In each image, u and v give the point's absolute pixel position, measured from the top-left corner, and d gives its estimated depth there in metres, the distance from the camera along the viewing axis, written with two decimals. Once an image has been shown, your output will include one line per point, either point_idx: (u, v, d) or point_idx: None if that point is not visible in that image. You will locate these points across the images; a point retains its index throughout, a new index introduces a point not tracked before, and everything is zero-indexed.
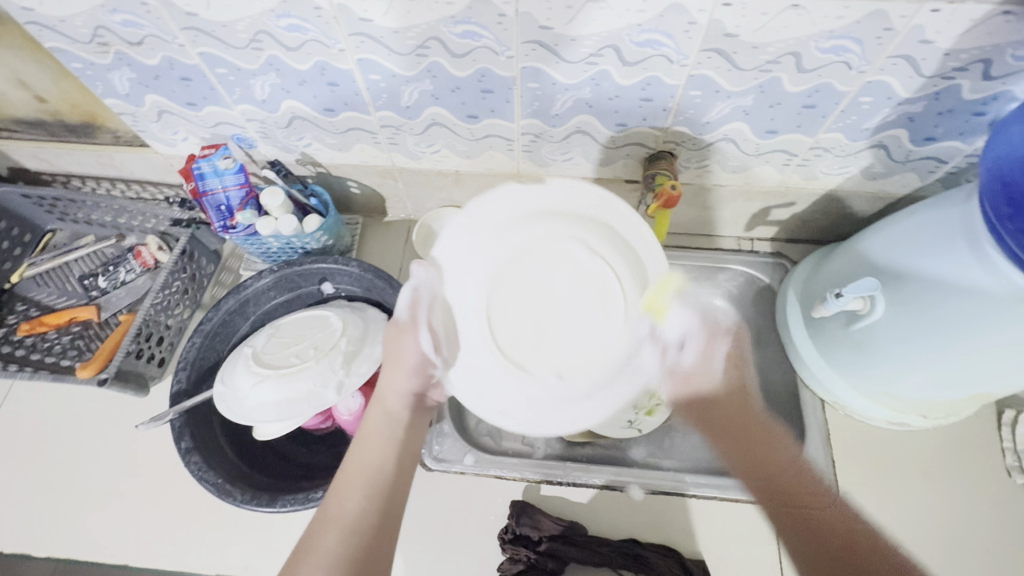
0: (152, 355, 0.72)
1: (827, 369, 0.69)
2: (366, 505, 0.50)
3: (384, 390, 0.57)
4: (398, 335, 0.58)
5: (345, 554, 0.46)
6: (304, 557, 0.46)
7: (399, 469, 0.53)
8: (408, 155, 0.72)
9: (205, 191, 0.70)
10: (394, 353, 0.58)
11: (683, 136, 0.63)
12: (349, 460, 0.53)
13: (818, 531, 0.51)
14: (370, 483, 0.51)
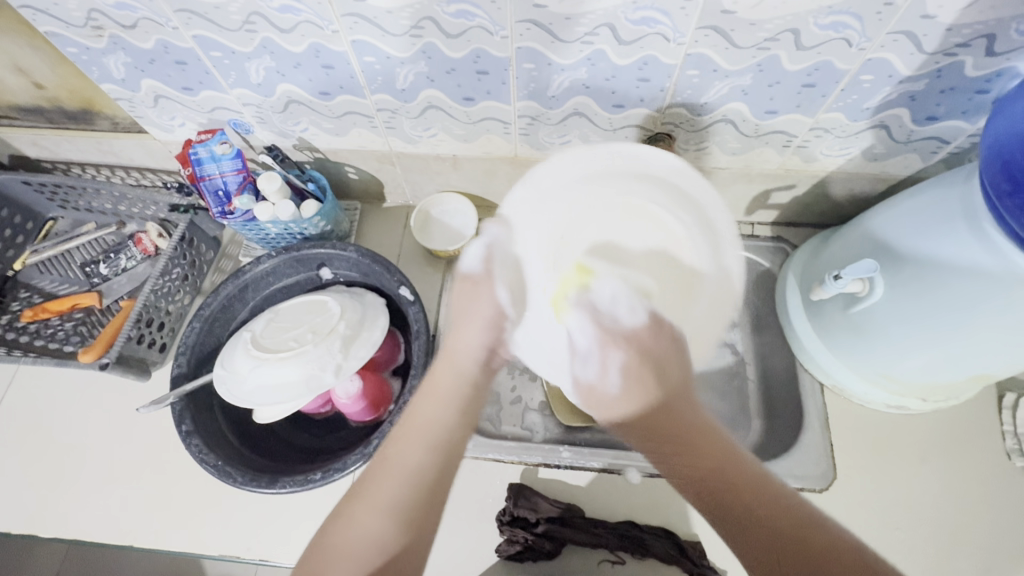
0: (153, 341, 0.73)
1: (827, 354, 0.69)
2: (423, 460, 0.47)
3: (452, 342, 0.56)
4: (468, 290, 0.58)
5: (399, 503, 0.45)
6: (358, 502, 0.45)
7: (461, 425, 0.51)
8: (405, 139, 0.72)
9: (202, 176, 0.70)
10: (460, 305, 0.58)
11: (681, 117, 0.63)
12: (412, 410, 0.51)
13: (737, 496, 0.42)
14: (429, 440, 0.48)
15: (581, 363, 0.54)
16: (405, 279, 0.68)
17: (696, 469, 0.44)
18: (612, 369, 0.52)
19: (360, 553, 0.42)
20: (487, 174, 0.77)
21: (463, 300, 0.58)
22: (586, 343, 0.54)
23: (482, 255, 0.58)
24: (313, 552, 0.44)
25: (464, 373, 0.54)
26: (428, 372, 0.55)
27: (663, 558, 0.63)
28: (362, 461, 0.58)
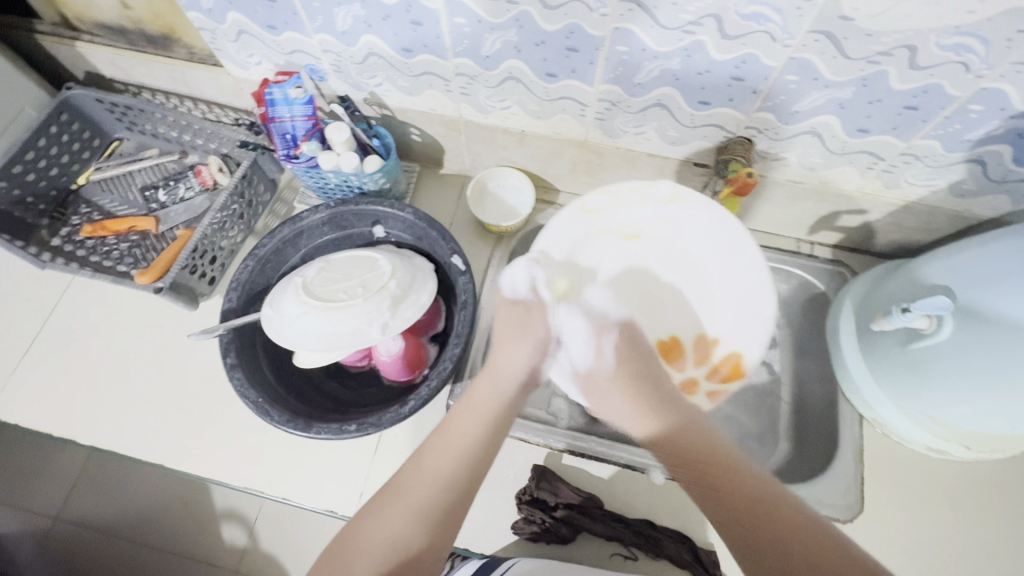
0: (204, 273, 0.74)
1: (873, 386, 0.67)
2: (454, 467, 0.50)
3: (495, 358, 0.61)
4: (599, 385, 0.59)
5: (431, 500, 0.48)
6: (390, 500, 0.48)
7: (487, 446, 0.53)
8: (476, 107, 0.71)
9: (273, 118, 0.70)
10: (601, 408, 0.60)
11: (766, 123, 0.60)
12: (450, 423, 0.54)
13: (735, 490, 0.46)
14: (462, 452, 0.51)
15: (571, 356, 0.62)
16: (459, 249, 0.68)
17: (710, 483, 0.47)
18: (605, 352, 0.60)
19: (384, 550, 0.45)
20: (552, 155, 0.76)
21: (624, 405, 0.57)
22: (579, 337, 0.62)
23: (574, 347, 0.62)
24: (341, 548, 0.46)
25: (503, 385, 0.59)
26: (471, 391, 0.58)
27: (676, 562, 0.63)
28: (396, 419, 0.59)
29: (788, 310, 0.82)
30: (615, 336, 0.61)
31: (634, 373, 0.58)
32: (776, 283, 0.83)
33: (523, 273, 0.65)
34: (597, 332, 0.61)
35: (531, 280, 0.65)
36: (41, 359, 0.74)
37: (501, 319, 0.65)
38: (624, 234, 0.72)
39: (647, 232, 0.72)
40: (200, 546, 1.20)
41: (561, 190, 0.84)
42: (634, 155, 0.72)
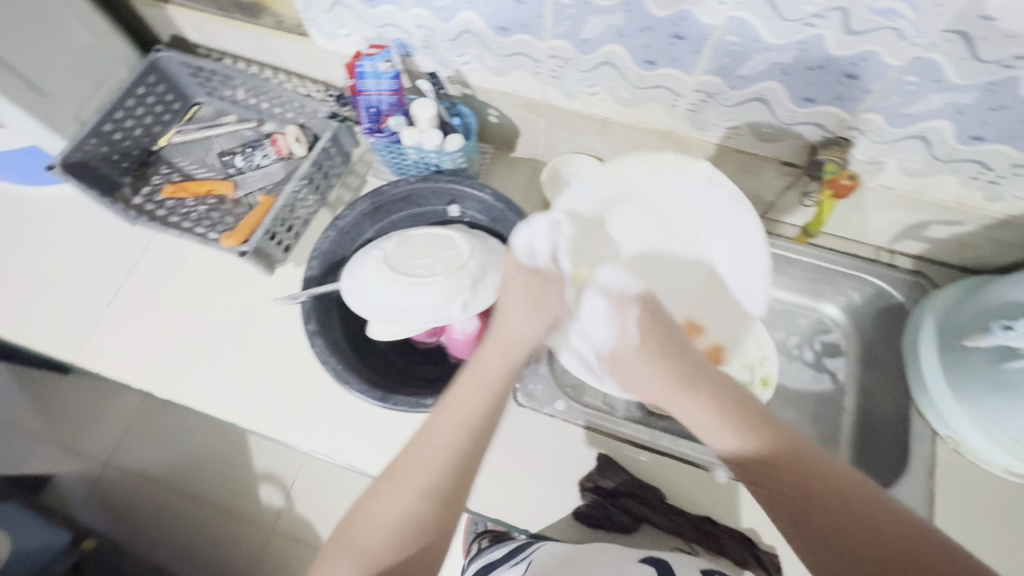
0: (281, 241, 0.75)
1: (951, 402, 0.66)
2: (458, 441, 0.50)
3: (502, 324, 0.59)
4: (625, 366, 0.54)
5: (433, 484, 0.48)
6: (392, 480, 0.49)
7: (488, 418, 0.52)
8: (563, 91, 0.70)
9: (361, 91, 0.71)
10: (634, 389, 0.55)
11: (871, 125, 0.59)
12: (453, 395, 0.53)
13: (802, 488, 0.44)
14: (467, 424, 0.51)
15: (599, 339, 0.56)
16: None
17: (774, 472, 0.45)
18: (629, 327, 0.54)
19: (395, 525, 0.47)
20: (632, 144, 0.75)
21: (652, 382, 0.53)
22: (601, 319, 0.55)
23: (596, 330, 0.56)
24: (350, 526, 0.48)
25: (507, 357, 0.57)
26: (476, 359, 0.57)
27: (738, 563, 0.62)
28: None
29: (857, 320, 0.83)
30: (631, 330, 0.53)
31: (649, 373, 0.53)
32: (849, 290, 0.82)
33: (544, 235, 0.61)
34: (615, 315, 0.54)
35: (551, 246, 0.61)
36: (123, 312, 0.76)
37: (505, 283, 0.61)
38: (642, 206, 0.68)
39: (662, 210, 0.68)
40: (242, 503, 1.24)
41: None
42: (720, 150, 0.70)
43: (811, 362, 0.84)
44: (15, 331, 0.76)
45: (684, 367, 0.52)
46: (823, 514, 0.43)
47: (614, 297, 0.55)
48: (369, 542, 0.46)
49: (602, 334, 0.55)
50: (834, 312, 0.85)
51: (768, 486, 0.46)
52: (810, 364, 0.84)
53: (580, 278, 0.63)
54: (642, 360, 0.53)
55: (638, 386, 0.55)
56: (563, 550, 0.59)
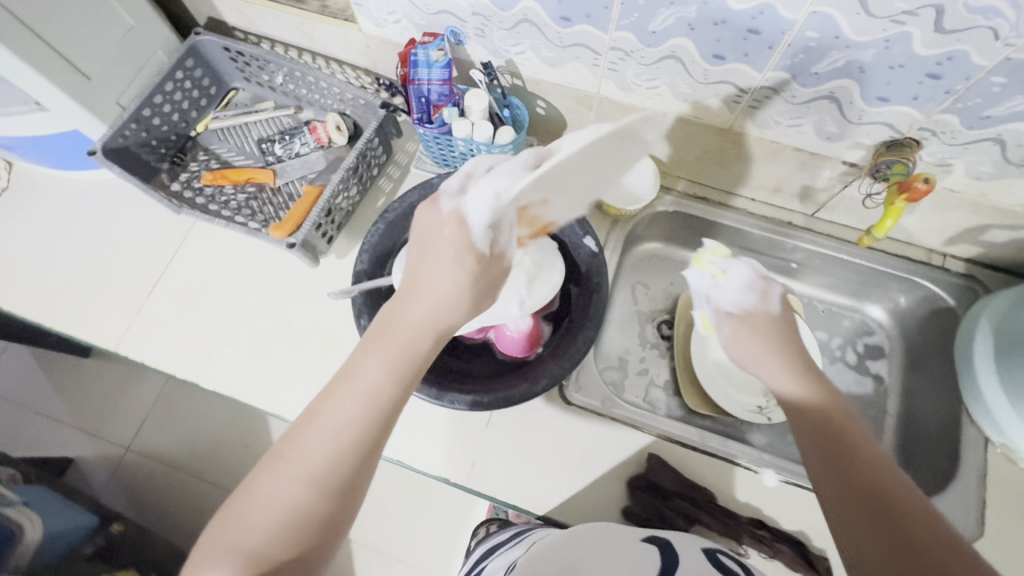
0: (326, 232, 0.74)
1: (1007, 409, 0.66)
2: (357, 427, 0.45)
3: (409, 293, 0.51)
4: (753, 323, 0.58)
5: (324, 472, 0.44)
6: (282, 461, 0.45)
7: (381, 407, 0.46)
8: (620, 84, 0.68)
9: (412, 79, 0.69)
10: (732, 345, 0.58)
11: (946, 126, 0.57)
12: (355, 369, 0.48)
13: (862, 468, 0.44)
14: (370, 413, 0.46)
15: (731, 299, 0.61)
16: (591, 230, 0.68)
17: (842, 440, 0.46)
18: (773, 296, 0.60)
19: (278, 512, 0.43)
20: (685, 139, 0.74)
21: (778, 342, 0.56)
22: (740, 283, 0.62)
23: (725, 296, 0.62)
24: (236, 497, 0.45)
25: (412, 332, 0.49)
26: (390, 328, 0.49)
27: (790, 566, 0.62)
28: (530, 396, 0.60)
29: (903, 322, 0.82)
30: (766, 305, 0.59)
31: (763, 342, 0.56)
32: (896, 292, 0.81)
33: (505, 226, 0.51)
34: (746, 292, 0.61)
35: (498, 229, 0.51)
36: (164, 302, 0.75)
37: (425, 236, 0.52)
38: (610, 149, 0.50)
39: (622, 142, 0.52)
40: None
41: (680, 176, 0.82)
42: (778, 147, 0.69)
43: (853, 364, 0.83)
44: (57, 317, 0.75)
45: (794, 341, 0.56)
46: (876, 494, 0.42)
47: (753, 284, 0.61)
48: (248, 528, 0.43)
49: (731, 299, 0.61)
50: (878, 313, 0.84)
51: (829, 445, 0.46)
52: (852, 366, 0.83)
53: (700, 260, 0.67)
54: (778, 322, 0.57)
55: (740, 348, 0.57)
56: (559, 530, 0.57)
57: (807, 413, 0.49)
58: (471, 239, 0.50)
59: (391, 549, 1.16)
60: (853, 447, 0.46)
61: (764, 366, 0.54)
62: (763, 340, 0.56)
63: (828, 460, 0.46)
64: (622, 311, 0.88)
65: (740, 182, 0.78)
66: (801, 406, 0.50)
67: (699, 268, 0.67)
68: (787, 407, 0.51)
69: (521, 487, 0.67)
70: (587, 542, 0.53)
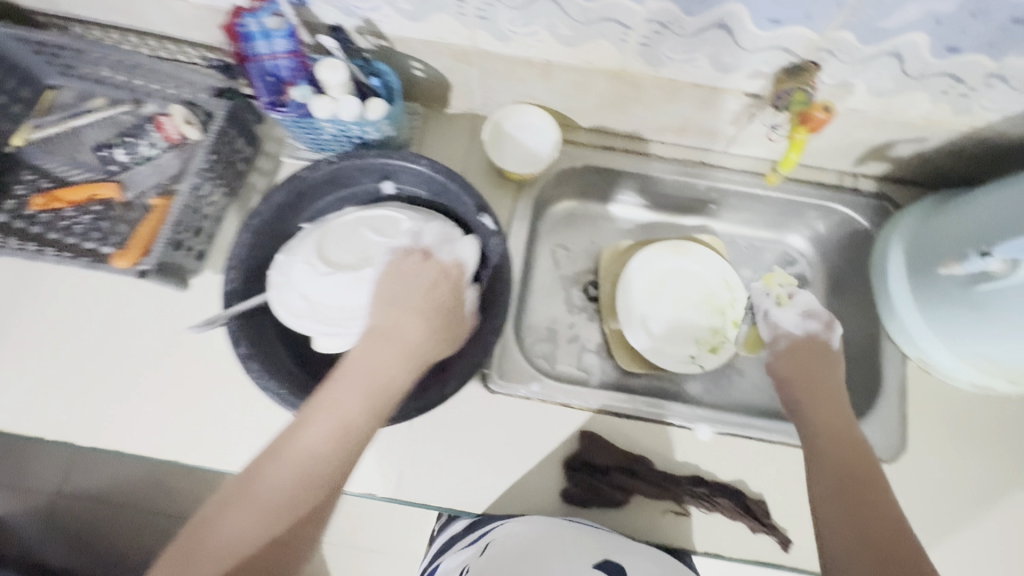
0: (191, 248, 0.65)
1: (922, 325, 0.66)
2: (326, 457, 0.45)
3: (385, 333, 0.51)
4: (806, 354, 0.64)
5: (290, 505, 0.44)
6: (245, 491, 0.44)
7: (341, 453, 0.46)
8: (495, 34, 0.60)
9: (250, 56, 0.58)
10: (791, 368, 0.63)
11: (843, 44, 0.52)
12: (331, 395, 0.48)
13: (867, 498, 0.49)
14: (342, 439, 0.46)
15: (794, 321, 0.67)
16: (486, 205, 0.60)
17: (855, 470, 0.51)
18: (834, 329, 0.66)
19: (231, 550, 0.42)
20: (579, 88, 0.67)
21: (822, 375, 0.61)
22: (806, 308, 0.68)
23: (785, 316, 0.68)
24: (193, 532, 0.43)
25: (382, 372, 0.49)
26: (370, 359, 0.50)
27: (730, 516, 0.62)
28: (437, 404, 0.55)
29: (822, 247, 0.81)
30: (825, 336, 0.65)
31: (810, 372, 0.62)
32: (814, 220, 0.79)
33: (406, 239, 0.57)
34: (806, 319, 0.67)
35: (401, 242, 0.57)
36: (10, 354, 0.64)
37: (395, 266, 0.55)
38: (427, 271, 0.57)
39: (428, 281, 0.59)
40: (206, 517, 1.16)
41: (583, 128, 0.75)
42: (677, 85, 0.63)
43: None
44: None
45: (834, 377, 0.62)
46: (870, 524, 0.47)
47: (816, 313, 0.67)
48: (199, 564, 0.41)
49: (791, 322, 0.67)
50: (798, 242, 0.83)
51: (841, 468, 0.52)
52: None
53: (771, 279, 0.78)
54: (829, 355, 0.63)
55: (788, 373, 0.63)
56: (523, 530, 0.55)
57: (828, 456, 0.53)
58: (461, 274, 0.56)
59: (357, 544, 1.13)
60: (871, 493, 0.50)
61: (807, 399, 0.59)
62: (817, 372, 0.62)
63: (832, 482, 0.51)
64: (545, 277, 0.82)
65: (644, 126, 0.72)
66: (825, 444, 0.55)
67: (768, 286, 0.76)
68: (818, 432, 0.56)
69: (454, 489, 0.63)
70: (537, 556, 0.50)
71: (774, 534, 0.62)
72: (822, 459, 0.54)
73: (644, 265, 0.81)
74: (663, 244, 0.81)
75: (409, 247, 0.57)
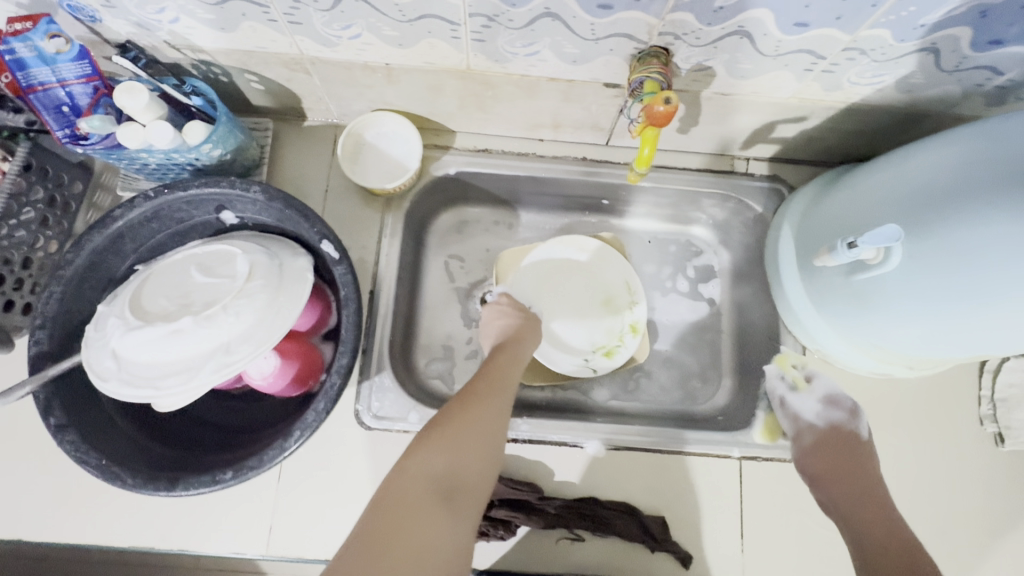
0: (10, 303, 0.57)
1: (815, 317, 0.62)
2: (471, 471, 0.48)
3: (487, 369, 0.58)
4: (832, 441, 0.61)
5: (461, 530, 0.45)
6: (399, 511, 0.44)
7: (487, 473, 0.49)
8: (318, 40, 0.53)
9: (31, 86, 0.51)
10: (817, 454, 0.61)
11: (684, 27, 0.48)
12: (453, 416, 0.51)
13: None
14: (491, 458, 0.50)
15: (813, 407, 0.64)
16: (328, 232, 0.54)
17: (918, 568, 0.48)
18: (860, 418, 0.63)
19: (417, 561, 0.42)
20: (433, 91, 0.61)
21: (850, 461, 0.59)
22: (827, 391, 0.65)
23: (805, 403, 0.64)
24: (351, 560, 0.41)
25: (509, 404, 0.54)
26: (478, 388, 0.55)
27: (625, 537, 0.59)
28: (282, 456, 0.50)
29: (724, 235, 0.78)
30: (853, 426, 0.63)
31: (841, 467, 0.59)
32: (712, 208, 0.75)
33: (237, 276, 0.51)
34: (828, 407, 0.64)
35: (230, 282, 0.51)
36: None
37: (490, 322, 0.66)
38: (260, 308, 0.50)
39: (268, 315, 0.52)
40: None
41: (455, 131, 0.70)
42: (532, 81, 0.58)
43: (686, 292, 0.78)
44: None
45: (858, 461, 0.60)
46: None
47: (837, 399, 0.64)
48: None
49: (812, 410, 0.64)
50: (701, 232, 0.79)
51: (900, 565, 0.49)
52: (685, 294, 0.78)
53: (785, 359, 0.68)
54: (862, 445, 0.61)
55: (814, 465, 0.60)
56: None
57: (877, 549, 0.51)
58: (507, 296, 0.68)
59: None
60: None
61: (840, 492, 0.57)
62: (846, 460, 0.59)
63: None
64: (437, 291, 0.75)
65: (516, 124, 0.67)
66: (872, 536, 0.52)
67: (782, 367, 0.68)
68: (864, 528, 0.53)
69: (329, 538, 0.58)
70: None
71: (671, 551, 0.59)
72: (882, 558, 0.50)
73: (545, 266, 0.76)
74: (570, 240, 0.76)
75: (237, 286, 0.51)
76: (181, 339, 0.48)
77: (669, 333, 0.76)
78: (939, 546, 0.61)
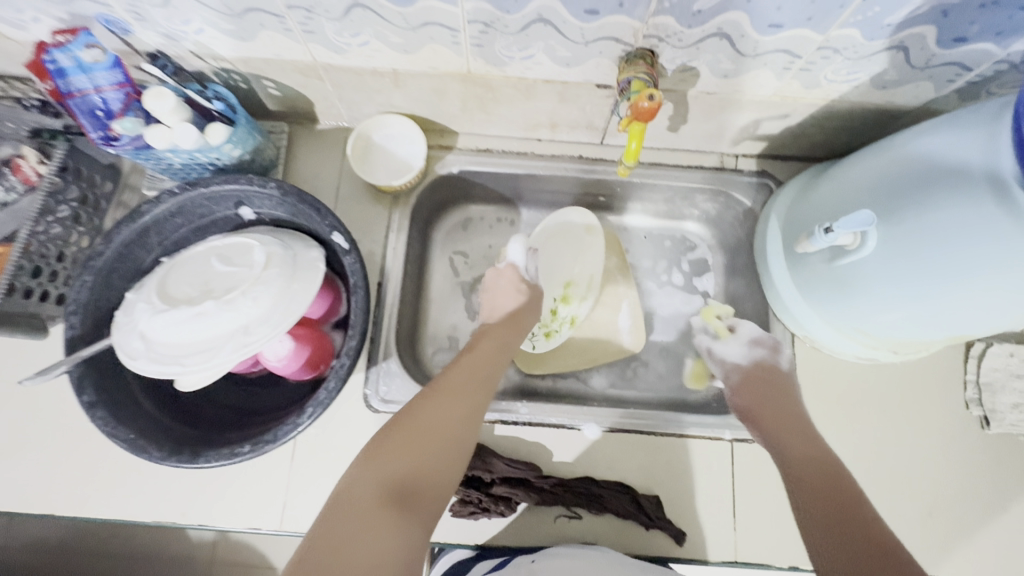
0: (43, 292, 0.62)
1: (801, 305, 0.65)
2: (428, 470, 0.50)
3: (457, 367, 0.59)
4: (762, 382, 0.64)
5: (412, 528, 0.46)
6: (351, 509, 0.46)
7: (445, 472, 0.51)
8: (330, 47, 0.58)
9: (70, 92, 0.55)
10: (750, 394, 0.63)
11: (667, 29, 0.51)
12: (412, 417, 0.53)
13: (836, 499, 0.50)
14: (448, 458, 0.51)
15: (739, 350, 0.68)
16: (338, 224, 0.58)
17: (823, 478, 0.52)
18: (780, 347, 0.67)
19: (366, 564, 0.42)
20: (436, 93, 0.65)
21: (783, 401, 0.62)
22: (754, 333, 0.68)
23: (729, 349, 0.69)
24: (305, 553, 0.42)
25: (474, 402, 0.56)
26: (439, 388, 0.56)
27: (619, 515, 0.62)
28: (295, 431, 0.53)
29: (717, 229, 0.81)
30: (774, 360, 0.66)
31: (770, 404, 0.62)
32: (704, 203, 0.78)
33: (254, 265, 0.55)
34: (750, 347, 0.68)
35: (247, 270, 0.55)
36: None
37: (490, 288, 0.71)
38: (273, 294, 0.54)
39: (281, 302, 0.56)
40: None
41: (458, 132, 0.74)
42: (529, 83, 0.62)
43: (681, 284, 0.81)
44: None
45: (782, 392, 0.63)
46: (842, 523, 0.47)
47: (761, 339, 0.68)
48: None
49: (735, 353, 0.68)
50: (695, 227, 0.82)
51: (807, 479, 0.52)
52: (680, 286, 0.81)
53: (710, 313, 0.73)
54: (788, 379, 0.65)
55: (746, 405, 0.63)
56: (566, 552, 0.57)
57: (792, 469, 0.54)
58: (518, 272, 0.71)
59: None
60: (842, 501, 0.49)
61: (775, 430, 0.59)
62: (779, 398, 0.62)
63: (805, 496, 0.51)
64: (441, 284, 0.79)
65: (515, 124, 0.71)
66: (798, 465, 0.54)
67: (706, 319, 0.73)
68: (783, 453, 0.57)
69: None
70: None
71: (665, 528, 0.61)
72: (795, 471, 0.54)
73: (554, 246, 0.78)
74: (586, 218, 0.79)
75: (254, 273, 0.55)
76: (202, 321, 0.52)
77: (665, 324, 0.79)
78: (926, 525, 0.63)
